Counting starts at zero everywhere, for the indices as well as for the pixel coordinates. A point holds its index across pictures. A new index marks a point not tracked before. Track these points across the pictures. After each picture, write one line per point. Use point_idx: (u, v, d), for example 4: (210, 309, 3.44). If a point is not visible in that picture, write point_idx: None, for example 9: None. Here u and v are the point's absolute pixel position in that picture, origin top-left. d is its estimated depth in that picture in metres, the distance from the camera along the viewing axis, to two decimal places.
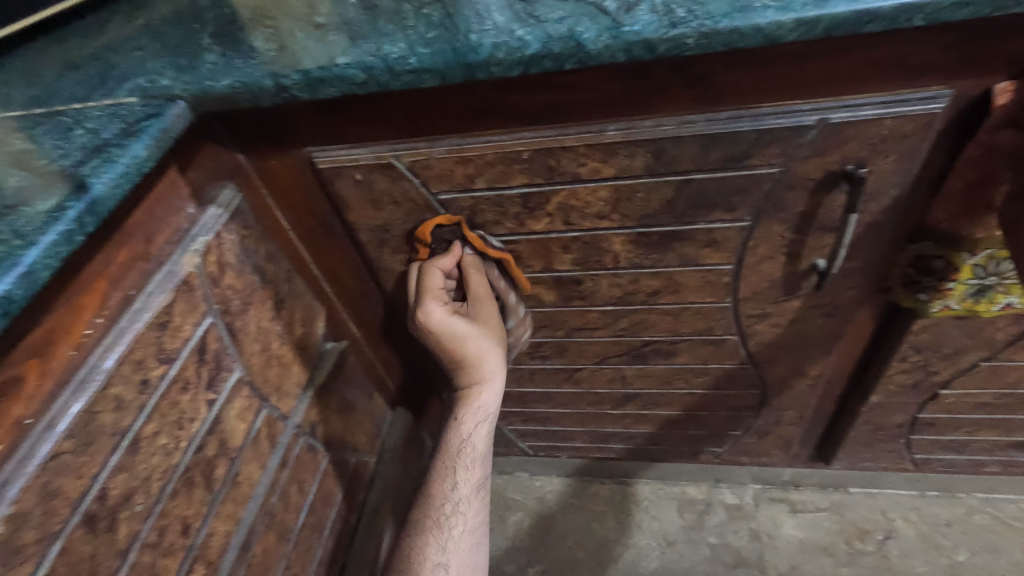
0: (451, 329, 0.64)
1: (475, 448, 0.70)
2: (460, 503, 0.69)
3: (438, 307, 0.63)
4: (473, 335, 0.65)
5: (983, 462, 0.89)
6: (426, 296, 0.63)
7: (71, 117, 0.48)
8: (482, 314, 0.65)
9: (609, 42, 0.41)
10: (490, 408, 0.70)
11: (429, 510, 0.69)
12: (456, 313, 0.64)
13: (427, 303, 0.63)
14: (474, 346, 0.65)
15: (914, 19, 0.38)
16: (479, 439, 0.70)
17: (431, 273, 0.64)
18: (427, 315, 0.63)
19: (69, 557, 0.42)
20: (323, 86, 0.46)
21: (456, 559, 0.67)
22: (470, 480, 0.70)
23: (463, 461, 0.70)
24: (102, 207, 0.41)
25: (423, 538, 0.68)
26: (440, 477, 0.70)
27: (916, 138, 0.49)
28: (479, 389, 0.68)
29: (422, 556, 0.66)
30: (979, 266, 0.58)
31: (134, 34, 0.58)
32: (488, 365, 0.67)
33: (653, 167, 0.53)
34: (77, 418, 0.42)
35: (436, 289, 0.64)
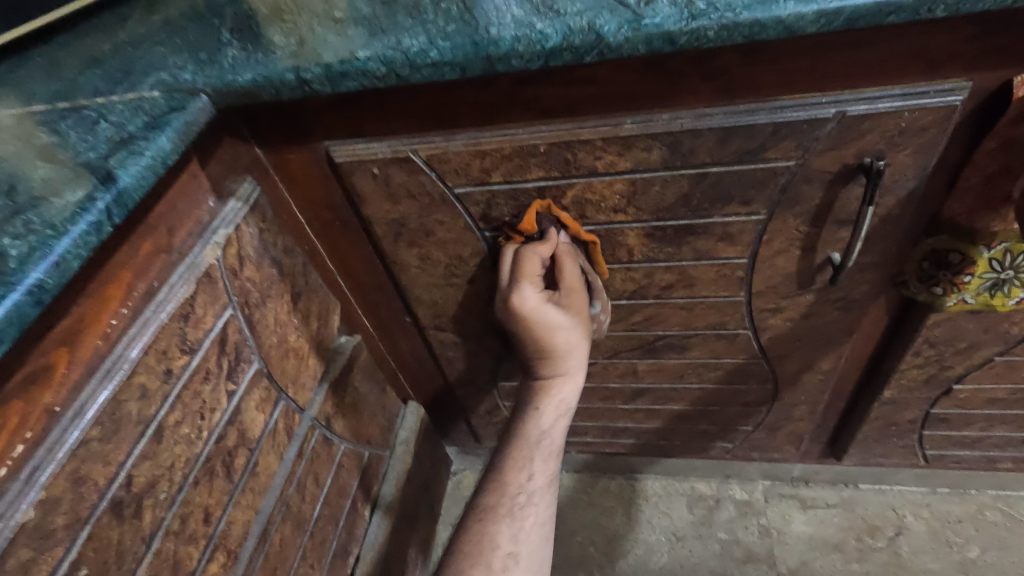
0: (544, 316, 0.62)
1: (551, 436, 0.66)
2: (534, 494, 0.64)
3: (532, 294, 0.61)
4: (564, 326, 0.63)
5: (996, 459, 0.89)
6: (522, 280, 0.61)
7: (95, 111, 0.49)
8: (574, 305, 0.63)
9: (629, 34, 0.41)
10: (569, 402, 0.67)
11: (500, 501, 0.63)
12: (549, 301, 0.62)
13: (523, 288, 0.61)
14: (563, 338, 0.64)
15: (934, 10, 0.38)
16: (553, 427, 0.66)
17: (529, 258, 0.61)
18: (519, 302, 0.61)
19: (97, 543, 0.43)
20: (344, 79, 0.47)
21: (527, 550, 0.61)
22: (545, 472, 0.65)
23: (537, 451, 0.65)
24: (129, 199, 0.42)
25: (491, 532, 0.61)
26: (513, 466, 0.65)
27: (934, 130, 0.49)
28: (559, 377, 0.66)
29: (492, 542, 0.60)
30: (995, 260, 0.57)
31: (153, 30, 0.59)
32: (574, 358, 0.65)
33: (669, 160, 0.54)
34: (104, 405, 0.43)
35: (534, 276, 0.61)
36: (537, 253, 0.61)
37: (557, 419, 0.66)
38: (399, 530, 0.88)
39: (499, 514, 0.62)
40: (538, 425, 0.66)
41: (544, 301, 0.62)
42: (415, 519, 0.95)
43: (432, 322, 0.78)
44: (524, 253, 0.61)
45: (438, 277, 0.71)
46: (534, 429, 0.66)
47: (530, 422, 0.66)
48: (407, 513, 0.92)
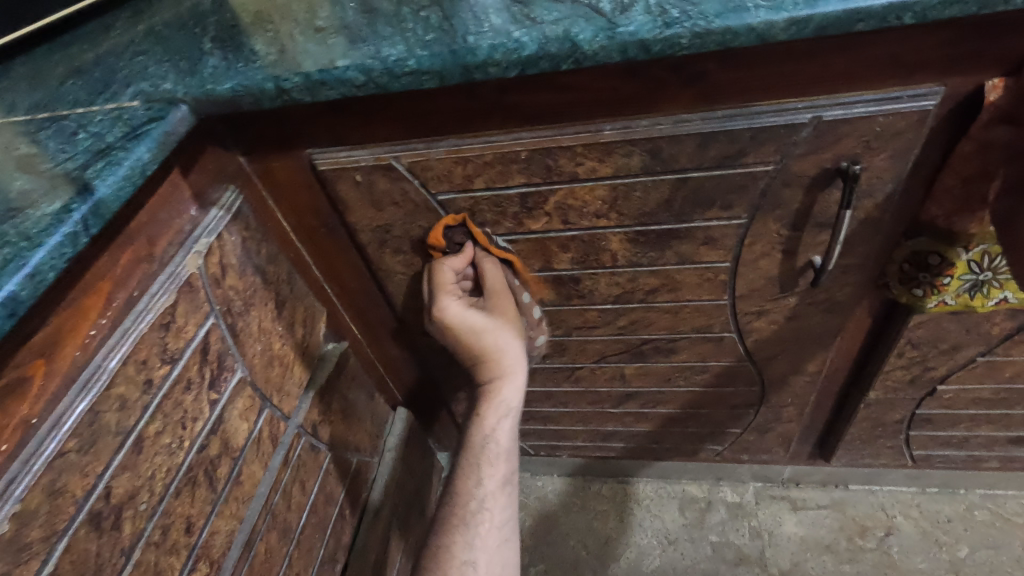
0: (467, 322, 0.64)
1: (499, 441, 0.67)
2: (486, 499, 0.66)
3: (452, 302, 0.64)
4: (490, 327, 0.65)
5: (983, 458, 0.90)
6: (441, 293, 0.64)
7: (74, 122, 0.49)
8: (498, 308, 0.66)
9: (604, 42, 0.42)
10: (514, 403, 0.66)
11: (455, 509, 0.65)
12: (470, 307, 0.64)
13: (444, 299, 0.64)
14: (491, 340, 0.65)
15: (904, 17, 0.39)
16: (503, 430, 0.67)
17: (444, 270, 0.64)
18: (443, 310, 0.64)
19: (75, 555, 0.42)
20: (323, 88, 0.47)
21: (485, 556, 0.62)
22: (496, 476, 0.66)
23: (487, 458, 0.66)
24: (106, 210, 0.41)
25: (449, 539, 0.63)
26: (463, 475, 0.67)
27: (910, 135, 0.49)
28: (501, 381, 0.66)
29: (450, 554, 0.62)
30: (973, 262, 0.58)
31: (136, 40, 0.59)
32: (509, 357, 0.65)
33: (650, 165, 0.54)
34: (82, 417, 0.43)
35: (451, 287, 0.64)
36: (451, 265, 0.64)
37: (506, 423, 0.66)
38: (389, 535, 0.88)
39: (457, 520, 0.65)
40: (486, 433, 0.66)
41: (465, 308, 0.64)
42: (405, 525, 0.95)
43: (419, 328, 0.78)
44: (439, 265, 0.64)
45: (424, 283, 0.71)
46: (483, 438, 0.67)
47: (476, 433, 0.67)
48: (397, 517, 0.92)
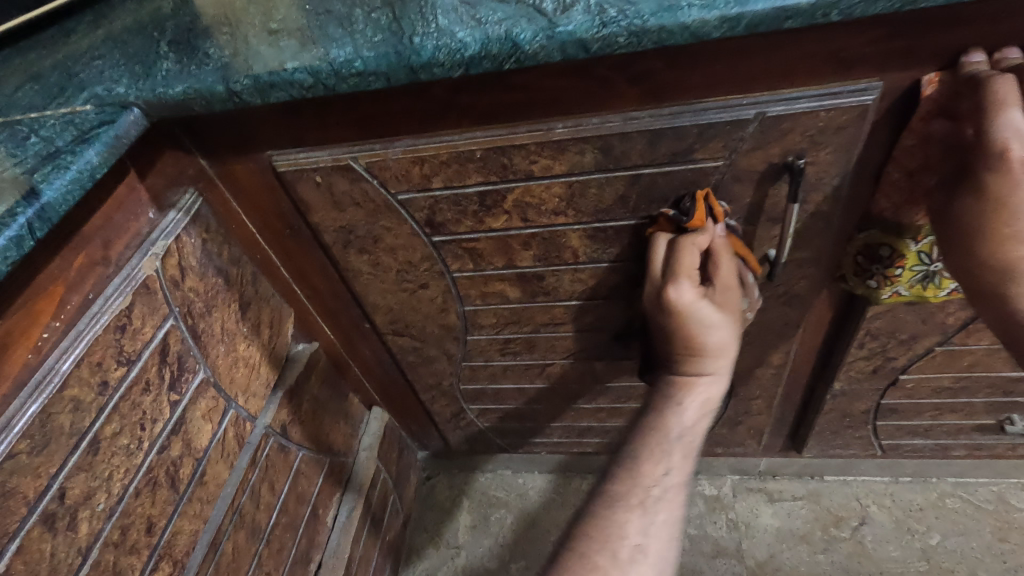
0: (697, 315, 0.54)
1: (687, 440, 0.55)
2: (669, 491, 0.53)
3: (684, 290, 0.53)
4: (720, 325, 0.55)
5: (949, 446, 0.91)
6: (678, 276, 0.54)
7: (27, 126, 0.49)
8: (728, 303, 0.56)
9: (544, 42, 0.42)
10: (712, 402, 0.57)
11: (629, 491, 0.53)
12: (704, 296, 0.54)
13: (677, 282, 0.53)
14: (717, 338, 0.55)
15: (829, 15, 0.40)
16: (690, 430, 0.55)
17: (687, 249, 0.54)
18: (671, 298, 0.54)
19: (28, 556, 0.43)
20: (274, 90, 0.48)
21: (660, 548, 0.50)
22: (683, 469, 0.54)
23: (673, 447, 0.54)
24: (53, 213, 0.42)
25: (617, 523, 0.51)
26: (626, 461, 0.55)
27: (851, 129, 0.50)
28: (699, 378, 0.57)
29: (618, 532, 0.50)
30: (923, 253, 0.59)
31: (97, 44, 0.59)
32: (724, 360, 0.56)
33: (603, 162, 0.55)
34: (34, 419, 0.43)
35: (689, 270, 0.54)
36: (671, 241, 0.57)
37: (693, 424, 0.56)
38: (361, 533, 0.89)
39: (620, 507, 0.52)
40: (679, 421, 0.55)
41: (701, 295, 0.54)
42: (380, 524, 0.96)
43: (389, 327, 0.79)
44: (655, 239, 0.57)
45: (391, 283, 0.71)
46: (668, 419, 0.56)
47: (654, 413, 0.57)
48: (371, 516, 0.93)
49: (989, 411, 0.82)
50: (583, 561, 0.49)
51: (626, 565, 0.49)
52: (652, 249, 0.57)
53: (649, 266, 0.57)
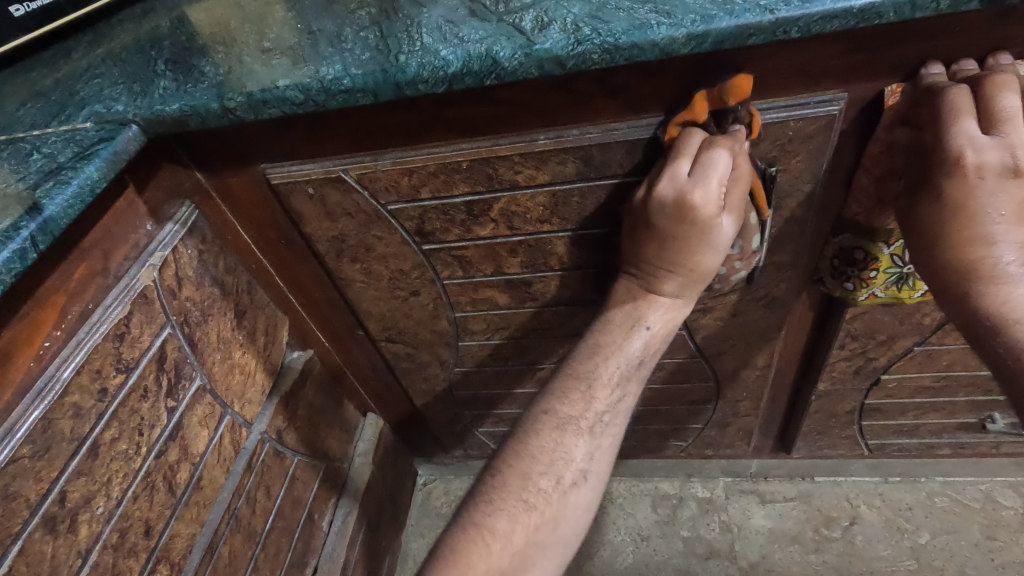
0: (710, 225, 0.51)
1: (639, 364, 0.55)
2: (613, 415, 0.53)
3: (711, 191, 0.49)
4: (720, 243, 0.53)
5: (934, 445, 0.92)
6: (711, 174, 0.49)
7: (30, 143, 0.51)
8: (735, 222, 0.53)
9: (523, 59, 0.45)
10: (669, 325, 0.57)
11: (578, 415, 0.52)
12: (724, 209, 0.51)
13: (710, 183, 0.49)
14: (711, 257, 0.53)
15: (791, 32, 0.42)
16: (643, 354, 0.56)
17: (723, 148, 0.50)
18: (695, 196, 0.49)
19: (30, 557, 0.44)
20: (266, 106, 0.50)
21: (598, 469, 0.52)
22: (631, 392, 0.54)
23: (628, 370, 0.54)
24: (54, 226, 0.44)
25: (563, 446, 0.51)
26: (578, 379, 0.54)
27: (820, 138, 0.52)
28: (667, 298, 0.56)
29: (563, 456, 0.51)
30: (896, 256, 0.60)
31: (96, 63, 0.61)
32: (700, 284, 0.56)
33: (584, 172, 0.57)
34: (36, 424, 0.45)
35: (721, 172, 0.49)
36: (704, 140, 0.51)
37: (646, 347, 0.56)
38: (357, 538, 0.91)
39: (570, 431, 0.52)
40: (639, 338, 0.55)
41: (720, 205, 0.51)
42: (376, 530, 0.98)
43: (383, 334, 0.81)
44: (689, 133, 0.52)
45: (383, 290, 0.73)
46: (627, 340, 0.55)
47: (611, 331, 0.56)
48: (367, 520, 0.94)
49: (971, 410, 0.84)
50: (524, 485, 0.50)
51: (567, 492, 0.50)
52: (682, 141, 0.51)
53: (672, 161, 0.51)
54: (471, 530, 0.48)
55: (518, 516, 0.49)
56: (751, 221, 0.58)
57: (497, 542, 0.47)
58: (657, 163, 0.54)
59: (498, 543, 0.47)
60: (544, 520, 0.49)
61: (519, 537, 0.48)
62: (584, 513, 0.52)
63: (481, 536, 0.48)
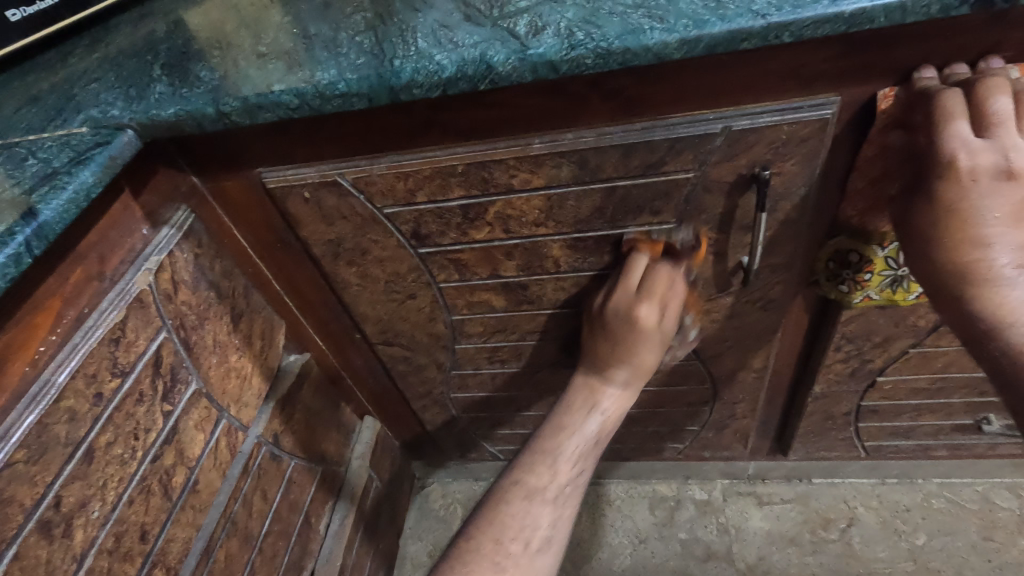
0: (648, 333, 0.61)
1: (596, 444, 0.59)
2: (575, 486, 0.56)
3: (653, 308, 0.61)
4: (657, 348, 0.63)
5: (931, 446, 0.93)
6: (648, 295, 0.61)
7: (25, 148, 0.51)
8: (672, 330, 0.63)
9: (517, 64, 0.45)
10: (619, 410, 0.62)
11: (543, 485, 0.55)
12: (663, 322, 0.62)
13: (647, 301, 0.61)
14: (650, 358, 0.63)
15: (783, 36, 0.42)
16: (598, 437, 0.60)
17: (660, 278, 0.62)
18: (640, 311, 0.61)
19: (25, 562, 0.44)
20: (261, 111, 0.50)
21: (560, 537, 0.55)
22: (588, 467, 0.58)
23: (587, 450, 0.58)
24: (50, 231, 0.44)
25: (531, 514, 0.54)
26: (543, 451, 0.57)
27: (814, 141, 0.53)
28: (616, 388, 0.62)
29: (531, 524, 0.53)
30: (890, 258, 0.61)
31: (92, 67, 0.61)
32: (643, 376, 0.63)
33: (579, 175, 0.57)
34: (31, 429, 0.45)
35: (657, 294, 0.61)
36: (648, 264, 0.62)
37: (601, 430, 0.60)
38: (355, 540, 0.91)
39: (537, 500, 0.54)
40: (593, 420, 0.60)
41: (660, 318, 0.62)
42: (374, 532, 0.98)
43: (380, 337, 0.81)
44: (636, 257, 0.62)
45: (379, 294, 0.73)
46: (583, 423, 0.59)
47: (571, 413, 0.60)
48: (364, 523, 0.94)
49: (967, 411, 0.84)
50: (496, 551, 0.52)
51: (535, 556, 0.52)
52: (632, 265, 0.62)
53: (623, 280, 0.62)
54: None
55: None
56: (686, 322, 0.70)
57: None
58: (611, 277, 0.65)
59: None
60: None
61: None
62: None
63: None
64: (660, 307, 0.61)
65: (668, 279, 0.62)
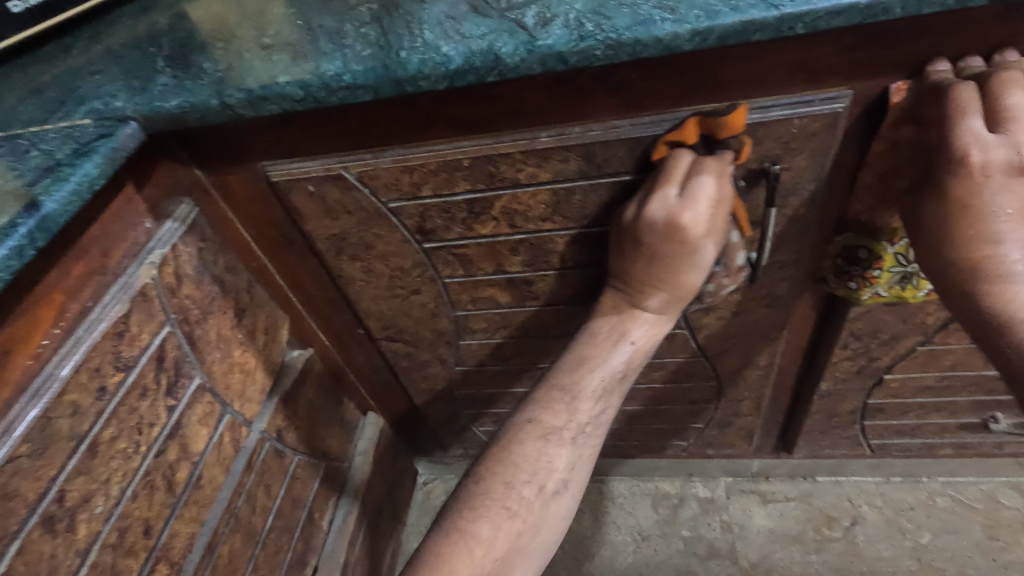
0: (694, 244, 0.53)
1: (621, 375, 0.58)
2: (594, 427, 0.56)
3: (700, 213, 0.52)
4: (702, 262, 0.55)
5: (936, 445, 0.92)
6: (695, 198, 0.52)
7: (28, 140, 0.51)
8: (718, 242, 0.55)
9: (525, 55, 0.44)
10: (650, 338, 0.59)
11: (561, 425, 0.55)
12: (710, 231, 0.53)
13: (694, 205, 0.52)
14: (693, 275, 0.55)
15: (796, 28, 0.42)
16: (625, 365, 0.58)
17: (707, 176, 0.52)
18: (684, 218, 0.52)
19: (29, 556, 0.44)
20: (265, 103, 0.49)
21: (578, 476, 0.56)
22: (612, 402, 0.58)
23: (612, 382, 0.57)
24: (53, 223, 0.44)
25: (547, 455, 0.54)
26: (560, 387, 0.56)
27: (824, 135, 0.52)
28: (650, 315, 0.58)
29: (545, 467, 0.54)
30: (900, 254, 0.60)
31: (95, 59, 0.61)
32: (682, 301, 0.58)
33: (586, 170, 0.57)
34: (34, 423, 0.45)
35: (705, 197, 0.52)
36: (692, 161, 0.53)
37: (628, 360, 0.58)
38: (358, 537, 0.91)
39: (553, 442, 0.55)
40: (619, 350, 0.58)
41: (707, 226, 0.53)
42: (376, 529, 0.97)
43: (383, 333, 0.81)
44: (677, 154, 0.53)
45: (383, 289, 0.73)
46: (610, 354, 0.58)
47: (594, 345, 0.58)
48: (367, 519, 0.94)
49: (973, 410, 0.83)
50: (507, 494, 0.53)
51: (548, 500, 0.54)
52: (672, 165, 0.53)
53: (662, 183, 0.53)
54: (447, 540, 0.51)
55: (500, 525, 0.52)
56: (733, 240, 0.59)
57: (483, 545, 0.51)
58: (645, 183, 0.56)
59: (481, 549, 0.50)
60: (525, 528, 0.52)
61: (501, 544, 0.51)
62: (562, 522, 0.55)
63: (461, 543, 0.50)
64: (710, 213, 0.52)
65: (716, 178, 0.52)
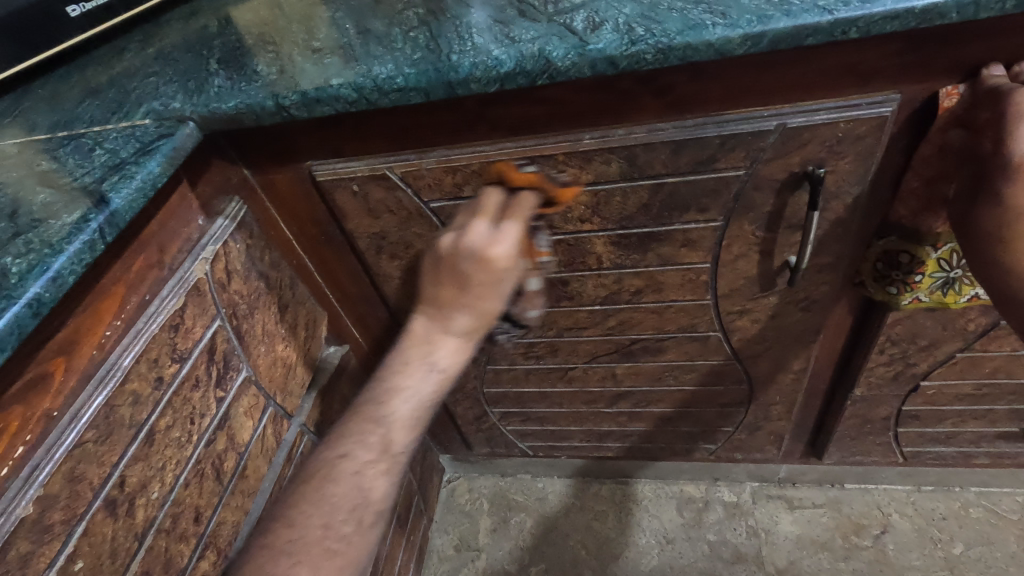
0: (503, 279, 0.44)
1: (432, 406, 0.45)
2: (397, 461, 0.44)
3: (513, 248, 0.44)
4: (505, 299, 0.46)
5: (972, 454, 0.91)
6: (504, 234, 0.45)
7: (91, 140, 0.53)
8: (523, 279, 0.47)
9: (576, 59, 0.45)
10: (456, 366, 0.46)
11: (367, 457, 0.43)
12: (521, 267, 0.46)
13: (507, 240, 0.44)
14: (497, 309, 0.45)
15: (849, 32, 0.42)
16: (437, 397, 0.45)
17: (521, 220, 0.46)
18: (496, 251, 0.43)
19: (92, 538, 0.46)
20: (319, 105, 0.51)
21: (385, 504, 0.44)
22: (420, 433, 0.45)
23: (420, 416, 0.45)
24: (120, 219, 0.46)
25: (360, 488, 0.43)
26: (372, 418, 0.44)
27: (870, 139, 0.52)
28: (456, 338, 0.45)
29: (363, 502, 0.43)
30: (943, 260, 0.60)
31: (149, 62, 0.63)
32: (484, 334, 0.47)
33: (628, 172, 0.57)
34: (99, 410, 0.47)
35: (516, 236, 0.45)
36: (503, 200, 0.49)
37: (439, 390, 0.45)
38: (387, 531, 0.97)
39: (371, 475, 0.43)
40: (420, 382, 0.44)
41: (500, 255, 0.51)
42: (404, 524, 1.05)
43: None
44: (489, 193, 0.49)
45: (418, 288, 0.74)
46: (423, 382, 0.44)
47: (405, 373, 0.44)
48: (398, 515, 1.01)
49: (1012, 419, 0.82)
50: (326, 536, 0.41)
51: (368, 534, 0.43)
52: (484, 203, 0.48)
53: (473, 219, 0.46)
54: None
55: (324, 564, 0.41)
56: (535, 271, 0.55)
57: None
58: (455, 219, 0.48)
59: None
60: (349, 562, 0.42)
61: None
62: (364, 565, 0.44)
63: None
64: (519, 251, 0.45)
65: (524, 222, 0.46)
